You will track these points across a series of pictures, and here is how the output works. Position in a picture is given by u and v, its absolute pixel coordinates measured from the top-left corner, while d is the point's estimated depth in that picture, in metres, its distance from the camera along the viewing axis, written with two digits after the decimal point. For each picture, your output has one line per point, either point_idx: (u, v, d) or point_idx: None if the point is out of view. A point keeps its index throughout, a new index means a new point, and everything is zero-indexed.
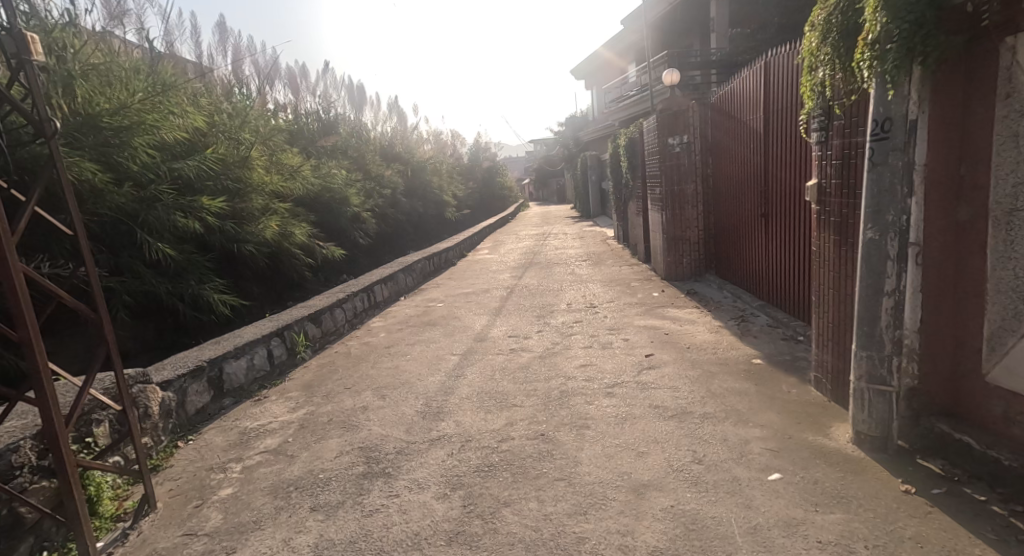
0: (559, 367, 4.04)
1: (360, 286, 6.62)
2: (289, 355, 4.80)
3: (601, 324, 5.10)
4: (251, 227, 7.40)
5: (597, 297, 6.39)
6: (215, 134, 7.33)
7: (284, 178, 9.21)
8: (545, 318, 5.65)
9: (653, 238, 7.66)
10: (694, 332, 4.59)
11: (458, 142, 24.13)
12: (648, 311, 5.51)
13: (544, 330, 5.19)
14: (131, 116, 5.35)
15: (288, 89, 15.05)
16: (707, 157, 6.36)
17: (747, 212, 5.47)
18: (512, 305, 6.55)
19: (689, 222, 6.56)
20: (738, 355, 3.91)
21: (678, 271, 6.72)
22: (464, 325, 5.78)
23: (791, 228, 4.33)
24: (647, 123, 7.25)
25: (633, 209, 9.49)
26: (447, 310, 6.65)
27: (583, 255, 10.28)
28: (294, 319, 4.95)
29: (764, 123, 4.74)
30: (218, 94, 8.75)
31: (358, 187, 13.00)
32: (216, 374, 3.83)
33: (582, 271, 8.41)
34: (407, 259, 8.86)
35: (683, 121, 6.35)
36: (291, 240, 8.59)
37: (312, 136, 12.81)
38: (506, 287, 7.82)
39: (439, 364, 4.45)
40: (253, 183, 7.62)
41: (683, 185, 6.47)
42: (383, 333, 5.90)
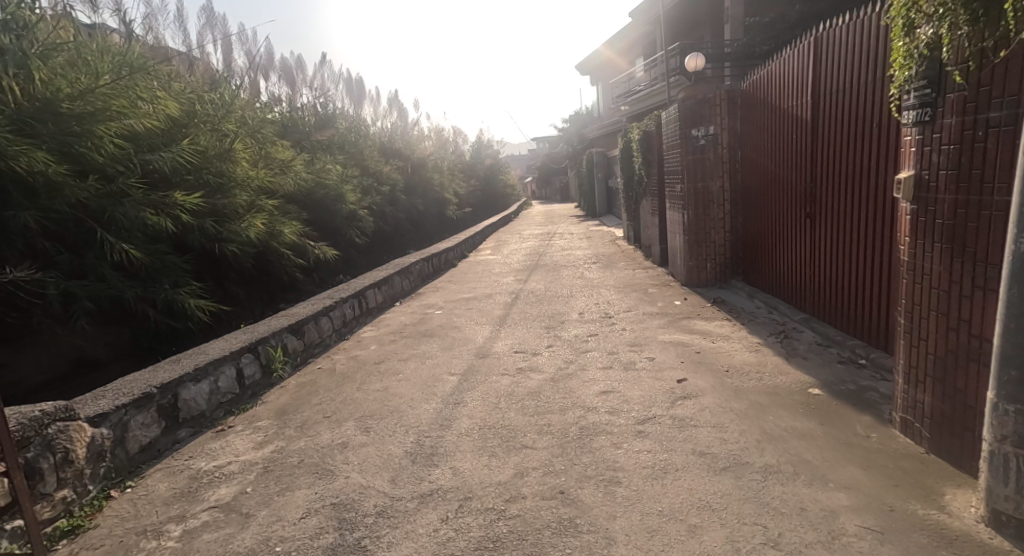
0: (575, 395, 3.43)
1: (350, 291, 6.01)
2: (264, 374, 4.19)
3: (620, 339, 4.50)
4: (234, 227, 6.78)
5: (613, 306, 5.76)
6: (196, 125, 6.71)
7: (273, 174, 8.59)
8: (555, 330, 5.04)
9: (671, 240, 7.04)
10: (730, 351, 3.97)
11: (460, 139, 23.52)
12: (671, 323, 4.89)
13: (555, 345, 4.57)
14: (96, 100, 4.65)
15: (284, 82, 14.44)
16: (735, 151, 5.74)
17: (784, 213, 4.86)
18: (518, 313, 5.94)
19: (714, 223, 5.94)
20: (789, 381, 3.29)
21: (701, 276, 6.12)
22: (464, 336, 5.18)
23: (849, 231, 3.72)
24: (666, 115, 6.63)
25: (646, 209, 8.87)
26: (447, 319, 6.04)
27: (591, 257, 9.65)
28: (270, 331, 4.34)
29: (814, 109, 4.11)
30: (201, 83, 8.14)
31: (354, 183, 12.38)
32: (170, 402, 3.22)
33: (592, 275, 7.81)
34: (404, 261, 8.24)
35: (709, 110, 5.72)
36: (279, 240, 7.98)
37: (307, 130, 12.19)
38: (510, 292, 7.21)
39: (436, 387, 3.85)
40: (237, 178, 7.00)
41: (707, 181, 5.85)
42: (375, 345, 5.29)
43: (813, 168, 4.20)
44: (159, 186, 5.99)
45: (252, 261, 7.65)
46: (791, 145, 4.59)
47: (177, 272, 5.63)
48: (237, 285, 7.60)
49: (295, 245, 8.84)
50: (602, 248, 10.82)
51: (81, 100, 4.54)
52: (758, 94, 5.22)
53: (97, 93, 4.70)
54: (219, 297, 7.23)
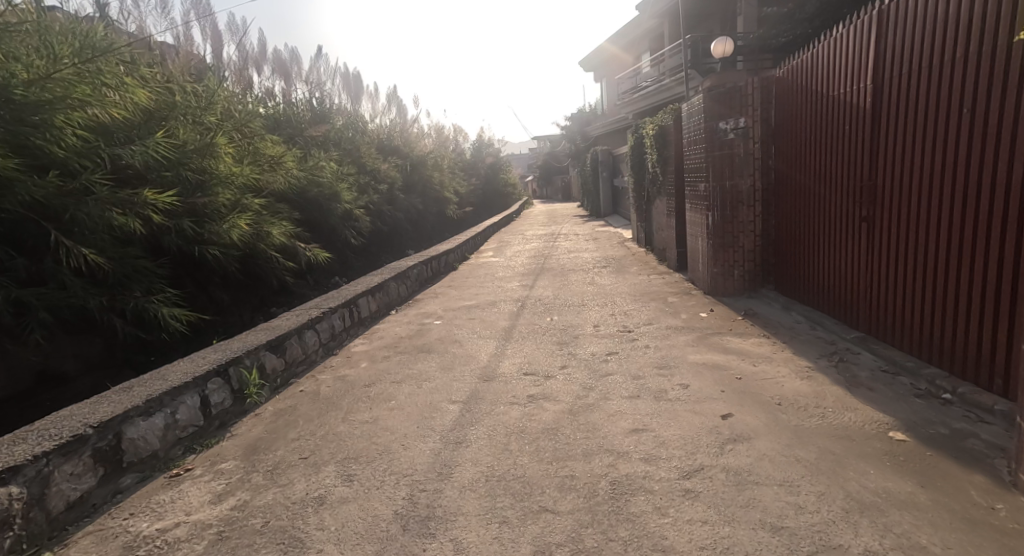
0: (600, 436, 2.87)
1: (339, 300, 5.46)
2: (235, 401, 3.61)
3: (644, 361, 3.94)
4: (214, 228, 6.23)
5: (631, 318, 5.20)
6: (174, 117, 6.12)
7: (260, 171, 8.03)
8: (568, 347, 4.48)
9: (692, 243, 6.48)
10: (777, 377, 3.40)
11: (460, 136, 22.92)
12: (699, 340, 4.34)
13: (571, 367, 4.01)
14: (57, 87, 4.05)
15: (278, 76, 13.86)
16: (768, 145, 5.18)
17: (826, 214, 4.32)
18: (525, 325, 5.37)
19: (742, 226, 5.37)
20: (861, 420, 2.73)
21: (727, 285, 5.55)
22: (466, 353, 4.62)
23: (924, 237, 3.19)
24: (687, 108, 6.09)
25: (661, 209, 8.31)
26: (446, 331, 5.47)
27: (600, 260, 9.09)
28: (245, 350, 3.77)
29: (876, 96, 3.57)
30: (181, 73, 7.55)
31: (350, 181, 11.81)
32: (111, 444, 2.65)
33: (604, 281, 7.26)
34: (401, 265, 7.68)
35: (740, 101, 5.17)
36: (266, 242, 7.42)
37: (301, 125, 11.62)
38: (515, 300, 6.65)
39: (434, 419, 3.30)
40: (220, 176, 6.45)
41: (736, 179, 5.29)
42: (366, 361, 4.73)
43: (873, 162, 3.64)
44: (129, 183, 5.43)
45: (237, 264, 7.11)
46: (839, 137, 4.03)
47: (153, 277, 5.07)
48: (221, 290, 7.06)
49: (284, 247, 8.29)
50: (610, 251, 10.26)
51: (37, 85, 3.92)
52: (797, 81, 4.68)
53: (56, 77, 4.09)
54: (199, 304, 6.69)
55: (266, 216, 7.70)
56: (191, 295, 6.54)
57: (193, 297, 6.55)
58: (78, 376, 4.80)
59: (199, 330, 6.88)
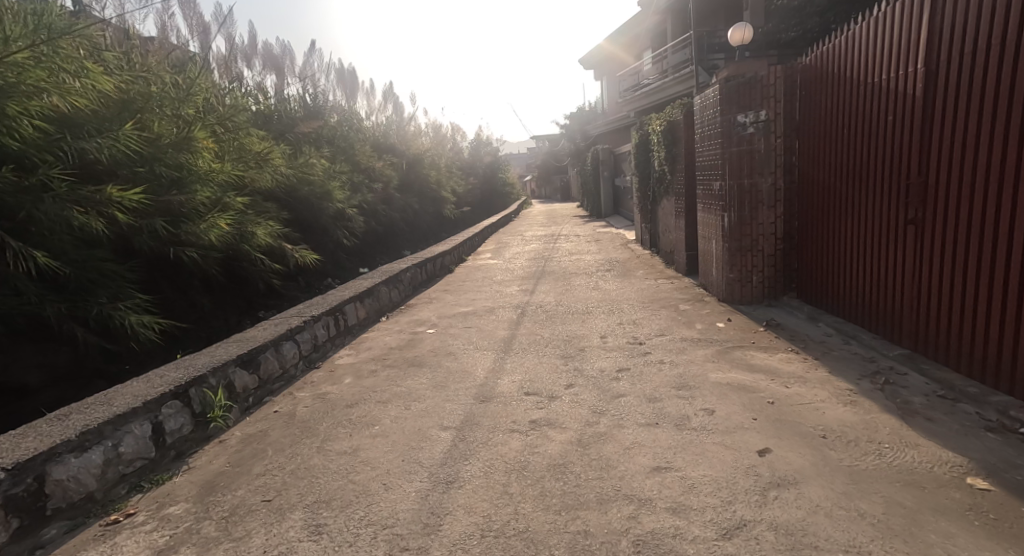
0: (616, 476, 2.44)
1: (322, 307, 5.03)
2: (196, 426, 3.16)
3: (659, 380, 3.52)
4: (190, 227, 5.75)
5: (641, 329, 4.78)
6: (150, 109, 5.68)
7: (245, 168, 7.56)
8: (574, 362, 4.05)
9: (704, 246, 6.06)
10: (816, 401, 2.97)
11: (458, 135, 22.48)
12: (719, 355, 3.92)
13: (578, 386, 3.57)
14: (8, 71, 3.65)
15: (270, 71, 13.39)
16: (792, 141, 4.75)
17: (860, 216, 3.91)
18: (525, 336, 4.94)
19: (761, 228, 4.95)
20: (927, 460, 2.30)
21: (744, 293, 5.14)
22: (461, 368, 4.19)
23: (988, 243, 2.79)
24: (702, 102, 5.68)
25: (669, 209, 7.89)
26: (439, 342, 5.04)
27: (604, 263, 8.67)
28: (210, 368, 3.33)
29: (924, 84, 3.17)
30: (158, 65, 7.08)
31: (343, 180, 11.37)
32: (30, 490, 2.21)
33: (608, 286, 6.84)
34: (393, 267, 7.25)
35: (761, 92, 4.75)
36: (251, 244, 6.97)
37: (291, 121, 11.17)
38: (515, 306, 6.22)
39: (422, 451, 2.87)
40: (198, 172, 5.96)
41: (756, 177, 4.88)
42: (351, 377, 4.28)
43: (921, 157, 3.22)
44: (99, 180, 5.07)
45: (218, 266, 6.67)
46: (878, 130, 3.63)
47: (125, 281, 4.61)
48: (202, 294, 6.69)
49: (271, 249, 7.86)
50: (613, 253, 9.84)
51: None
52: (826, 70, 4.27)
53: (8, 61, 3.71)
54: (178, 308, 6.30)
55: (252, 216, 7.26)
56: (169, 299, 6.14)
57: (172, 300, 6.16)
58: (43, 388, 4.33)
59: (178, 336, 6.51)
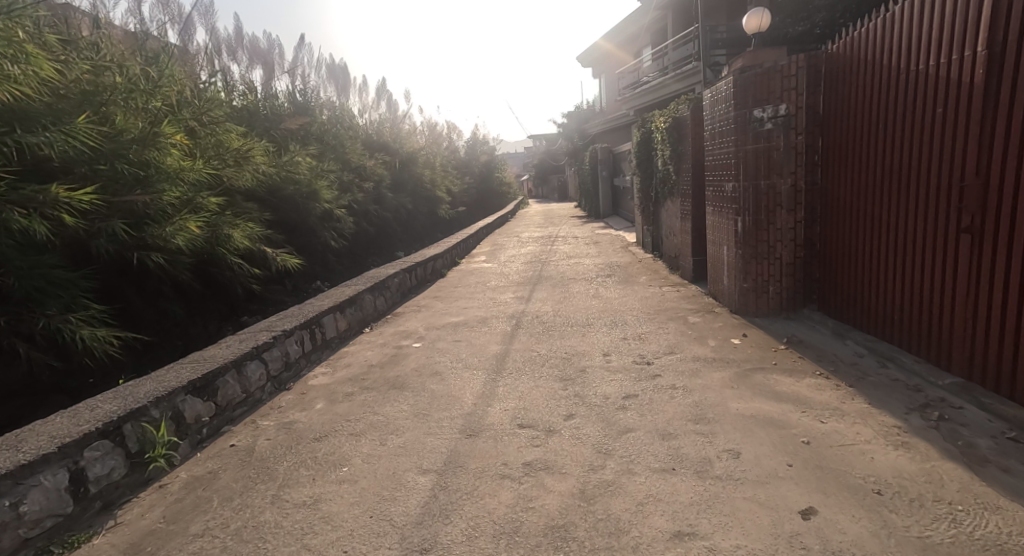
0: (627, 546, 1.99)
1: (296, 320, 4.56)
2: (133, 468, 2.70)
3: (673, 412, 3.07)
4: (156, 230, 5.26)
5: (647, 345, 4.33)
6: (115, 102, 5.19)
7: (222, 167, 7.09)
8: (574, 386, 3.61)
9: (714, 252, 5.62)
10: (860, 441, 2.52)
11: (454, 133, 22.04)
12: (739, 379, 3.47)
13: (579, 418, 3.12)
14: None
15: (257, 67, 12.89)
16: (816, 137, 4.28)
17: (898, 222, 3.47)
18: (520, 352, 4.48)
19: (779, 234, 4.50)
20: (1016, 532, 1.85)
21: (760, 303, 4.72)
22: (447, 392, 3.74)
23: None
24: (713, 95, 5.23)
25: (673, 211, 7.45)
26: (425, 358, 4.58)
27: (604, 267, 8.23)
28: (152, 398, 2.86)
29: (983, 71, 2.73)
30: (125, 56, 6.58)
31: (331, 179, 10.89)
32: None
33: (610, 294, 6.40)
34: (380, 273, 6.78)
35: (781, 84, 4.29)
36: (227, 246, 6.50)
37: (276, 118, 10.68)
38: (509, 316, 5.77)
39: (395, 505, 2.41)
40: (167, 170, 5.43)
41: (774, 177, 4.44)
42: (324, 401, 3.82)
43: (980, 155, 2.78)
44: (56, 178, 4.62)
45: (189, 272, 6.19)
46: (922, 125, 3.19)
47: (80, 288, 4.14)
48: (175, 301, 6.25)
49: (250, 253, 7.39)
50: (613, 256, 9.39)
51: None
52: (856, 58, 3.82)
53: None
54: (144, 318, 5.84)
55: (229, 217, 6.79)
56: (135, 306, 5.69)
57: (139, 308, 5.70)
58: None
59: (151, 346, 6.09)
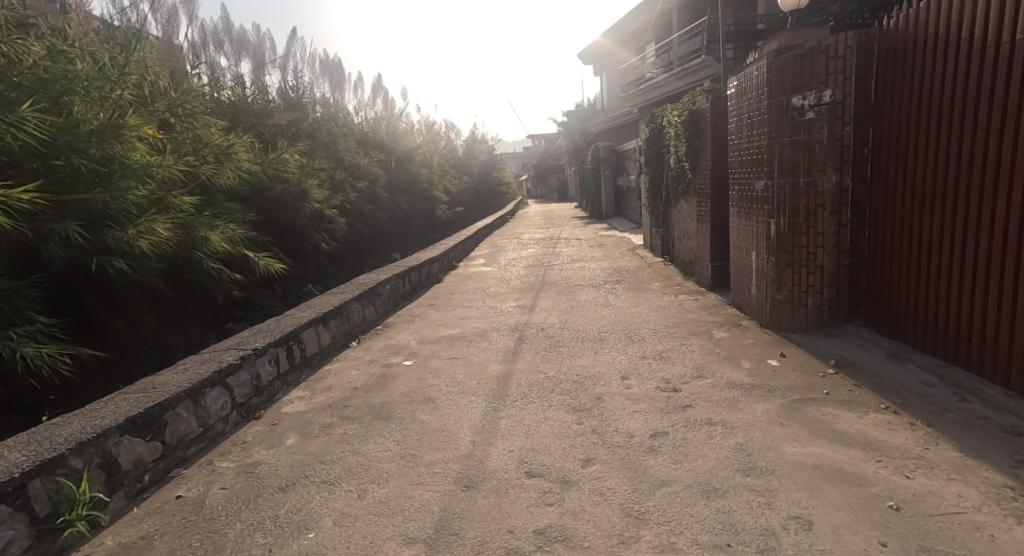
0: None
1: (270, 337, 3.99)
2: (40, 538, 2.13)
3: (714, 459, 2.53)
4: (115, 233, 4.38)
5: (671, 368, 3.78)
6: (77, 90, 4.38)
7: (200, 164, 6.50)
8: (590, 420, 3.07)
9: (739, 258, 5.08)
10: (967, 509, 1.98)
11: (452, 132, 21.51)
12: (786, 413, 2.93)
13: (600, 465, 2.59)
14: None
15: (246, 61, 12.33)
16: (866, 128, 3.74)
17: (985, 225, 2.95)
18: (525, 374, 3.95)
19: (821, 238, 3.96)
20: None
21: (797, 316, 4.18)
22: (441, 425, 3.20)
23: None
24: (740, 83, 4.69)
25: (688, 213, 6.92)
26: (417, 380, 4.03)
27: (611, 273, 7.71)
28: (73, 444, 2.30)
29: None
30: (93, 41, 5.96)
31: (322, 178, 10.32)
32: None
33: (621, 303, 5.88)
34: (370, 280, 6.24)
35: (826, 66, 3.75)
36: (202, 250, 5.93)
37: (264, 113, 10.12)
38: (511, 329, 5.23)
39: None
40: (133, 167, 4.49)
41: (816, 173, 3.90)
42: (297, 434, 3.26)
43: None
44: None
45: (159, 278, 5.59)
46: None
47: (25, 299, 3.59)
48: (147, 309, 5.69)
49: (232, 257, 6.83)
50: (619, 260, 8.85)
51: None
52: (924, 34, 3.29)
53: None
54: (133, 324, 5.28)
55: (207, 218, 6.20)
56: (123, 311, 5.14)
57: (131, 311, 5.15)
58: None
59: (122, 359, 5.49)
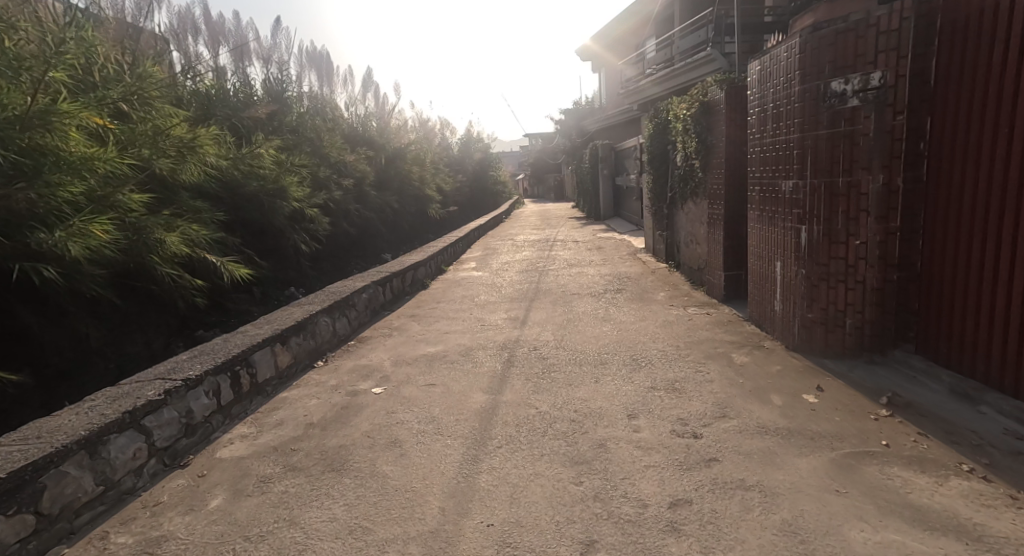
0: None
1: (209, 363, 3.34)
2: None
3: (756, 547, 1.92)
4: (44, 236, 3.52)
5: (687, 404, 3.16)
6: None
7: (158, 158, 5.76)
8: (591, 478, 2.47)
9: (760, 269, 4.45)
10: None
11: (445, 129, 20.89)
12: (839, 473, 2.31)
13: (604, 552, 1.98)
14: None
15: (225, 51, 11.63)
16: (922, 117, 3.10)
17: None
18: (513, 408, 3.34)
19: (863, 248, 3.33)
20: None
21: (832, 339, 3.57)
22: (406, 482, 2.58)
23: None
24: (764, 67, 4.06)
25: (696, 216, 6.31)
26: (385, 414, 3.40)
27: (611, 280, 7.11)
28: None
29: None
30: (34, 20, 5.17)
31: (303, 175, 9.65)
32: None
33: (624, 316, 5.27)
34: (344, 289, 5.61)
35: (876, 43, 3.13)
36: (158, 254, 5.20)
37: (242, 105, 9.45)
38: (500, 347, 4.62)
39: None
40: (70, 160, 3.67)
41: (860, 172, 3.28)
42: (226, 490, 2.62)
43: None
44: None
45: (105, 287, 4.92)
46: None
47: None
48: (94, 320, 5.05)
49: (198, 263, 6.18)
50: (619, 265, 8.24)
51: None
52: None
53: None
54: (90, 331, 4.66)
55: (163, 217, 5.46)
56: (71, 320, 4.48)
57: (83, 318, 4.50)
58: None
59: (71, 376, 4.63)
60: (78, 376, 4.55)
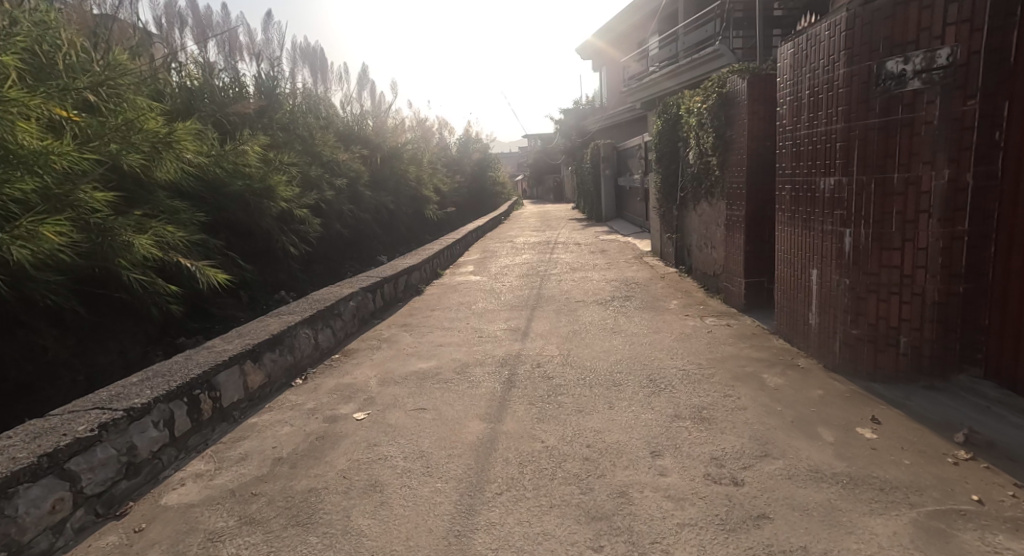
0: None
1: (161, 388, 2.86)
2: None
3: None
4: None
5: (719, 439, 2.69)
6: None
7: (130, 152, 5.11)
8: (613, 542, 2.00)
9: (790, 278, 3.98)
10: None
11: (444, 128, 20.42)
12: (927, 541, 1.84)
13: None
14: None
15: (213, 46, 11.18)
16: (999, 102, 2.62)
17: None
18: (515, 441, 2.87)
19: (923, 256, 2.87)
20: None
21: (881, 360, 3.10)
22: (386, 543, 2.11)
23: None
24: (799, 49, 3.59)
25: (712, 217, 5.85)
26: (366, 448, 2.93)
27: (619, 286, 6.65)
28: None
29: None
30: None
31: (292, 174, 9.16)
32: None
33: (635, 328, 4.81)
34: (329, 296, 5.13)
35: (944, 15, 2.66)
36: (124, 258, 4.20)
37: (227, 100, 8.98)
38: (499, 364, 4.14)
39: None
40: (21, 155, 3.28)
41: (919, 166, 2.81)
42: (164, 553, 2.15)
43: None
44: None
45: (76, 298, 4.46)
46: None
47: None
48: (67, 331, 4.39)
49: (176, 273, 5.70)
50: (626, 270, 7.77)
51: None
52: None
53: None
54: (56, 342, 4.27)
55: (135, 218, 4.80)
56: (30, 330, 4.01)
57: (45, 330, 4.05)
58: None
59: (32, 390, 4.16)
60: (41, 390, 4.14)
